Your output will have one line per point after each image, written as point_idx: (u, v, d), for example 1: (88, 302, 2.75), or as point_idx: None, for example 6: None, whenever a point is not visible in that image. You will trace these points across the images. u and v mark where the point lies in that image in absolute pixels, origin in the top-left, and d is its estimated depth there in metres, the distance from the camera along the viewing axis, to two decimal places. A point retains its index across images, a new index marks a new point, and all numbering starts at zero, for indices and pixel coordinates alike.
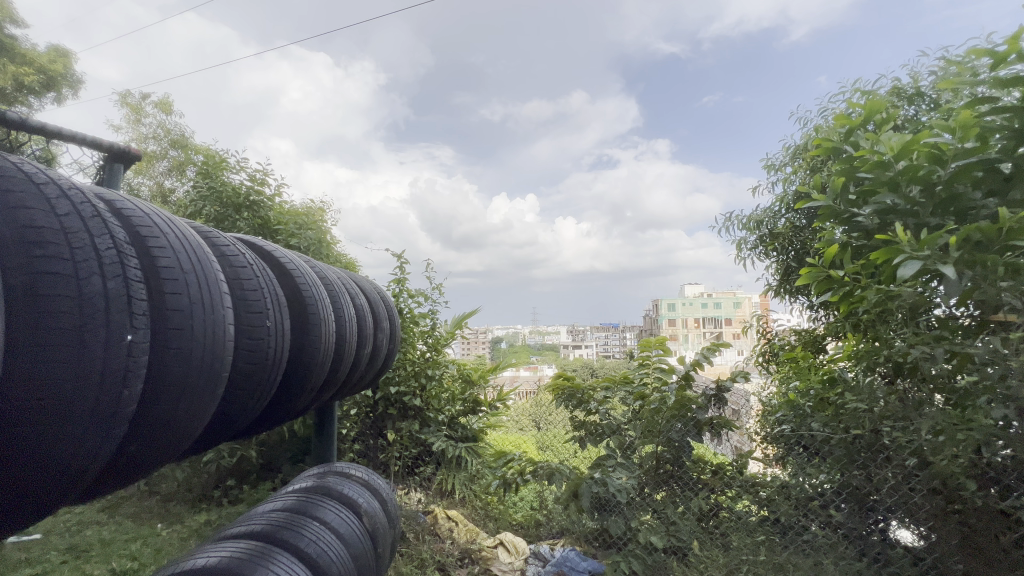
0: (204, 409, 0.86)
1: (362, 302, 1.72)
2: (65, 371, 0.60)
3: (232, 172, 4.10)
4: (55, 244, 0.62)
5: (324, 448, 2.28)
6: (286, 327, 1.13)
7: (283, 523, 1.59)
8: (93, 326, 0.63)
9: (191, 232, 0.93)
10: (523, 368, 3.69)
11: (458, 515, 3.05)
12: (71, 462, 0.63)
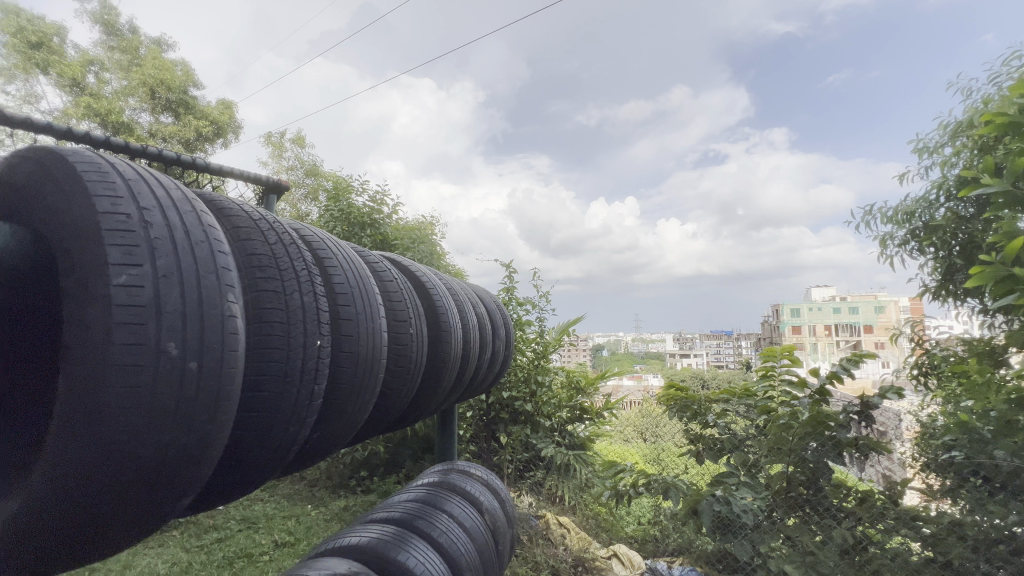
0: (364, 406, 0.99)
1: (482, 310, 1.83)
2: (279, 369, 0.74)
3: (358, 196, 4.62)
4: (270, 267, 0.77)
5: (447, 444, 2.44)
6: (424, 334, 1.26)
7: (418, 513, 1.75)
8: (296, 333, 0.77)
9: (353, 251, 1.08)
10: (625, 377, 3.74)
11: (570, 522, 3.05)
12: (281, 444, 0.77)
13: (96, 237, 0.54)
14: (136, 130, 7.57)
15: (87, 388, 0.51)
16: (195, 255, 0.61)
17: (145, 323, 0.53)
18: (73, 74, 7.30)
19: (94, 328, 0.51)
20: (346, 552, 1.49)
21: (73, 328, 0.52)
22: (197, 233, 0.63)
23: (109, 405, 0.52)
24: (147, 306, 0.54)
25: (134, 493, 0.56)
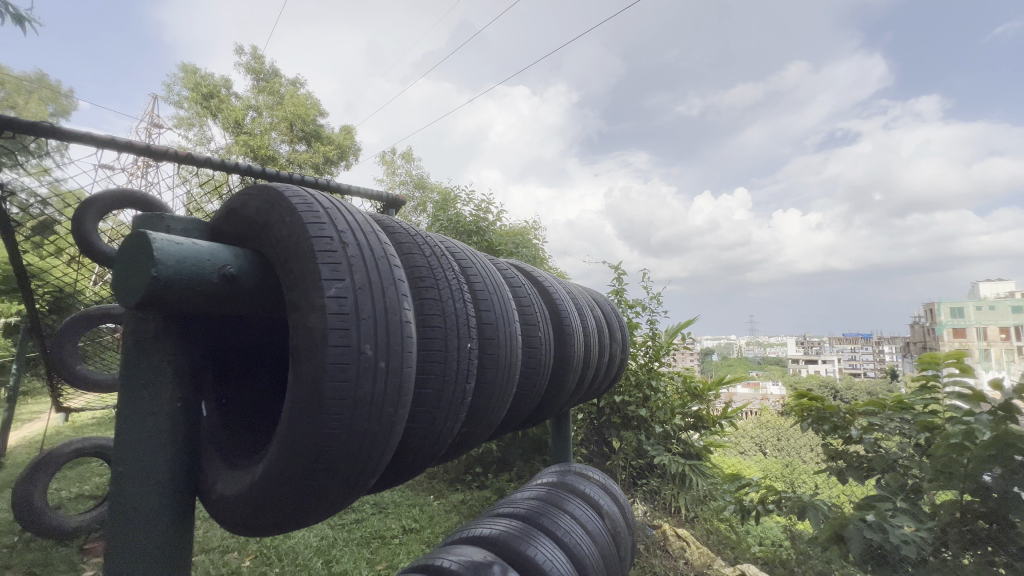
0: (502, 405, 1.05)
1: (599, 313, 1.84)
2: (441, 368, 0.82)
3: (464, 205, 4.87)
4: (430, 277, 0.86)
5: (562, 444, 2.46)
6: (550, 337, 1.30)
7: (541, 510, 1.80)
8: (451, 336, 0.85)
9: (487, 260, 1.15)
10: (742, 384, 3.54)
11: (688, 534, 2.86)
12: (441, 436, 0.85)
13: (311, 257, 0.64)
14: (279, 161, 8.91)
15: (308, 382, 0.62)
16: (378, 269, 0.70)
17: (349, 327, 0.63)
18: (234, 117, 8.83)
19: (313, 332, 0.62)
20: (478, 541, 1.59)
21: (297, 332, 0.63)
22: (378, 250, 0.73)
23: (326, 397, 0.62)
24: (349, 313, 0.63)
25: (341, 473, 0.66)
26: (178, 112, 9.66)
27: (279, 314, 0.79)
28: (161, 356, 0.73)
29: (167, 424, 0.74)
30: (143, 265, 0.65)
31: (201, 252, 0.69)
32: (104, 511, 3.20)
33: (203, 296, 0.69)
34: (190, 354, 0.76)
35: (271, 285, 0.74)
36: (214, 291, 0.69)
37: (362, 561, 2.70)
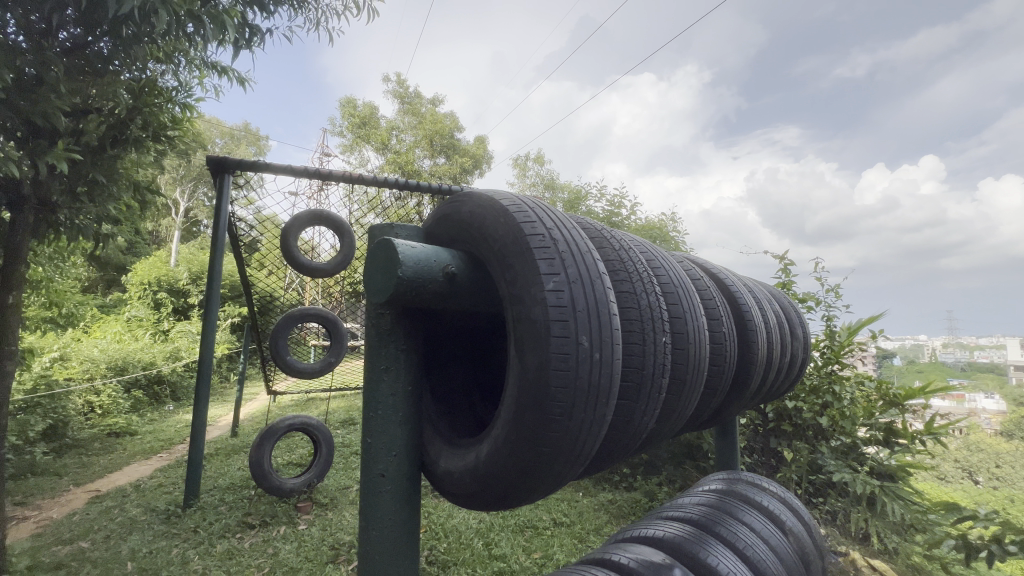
0: (690, 402, 1.01)
1: (777, 308, 1.66)
2: (639, 361, 0.81)
3: (597, 201, 4.82)
4: (624, 271, 0.86)
5: (728, 452, 2.28)
6: (734, 333, 1.20)
7: (715, 517, 1.68)
8: (648, 328, 0.83)
9: (666, 253, 1.12)
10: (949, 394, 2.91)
11: (886, 567, 2.42)
12: (638, 430, 0.85)
13: (529, 254, 0.69)
14: (422, 173, 10.94)
15: (533, 371, 0.66)
16: (586, 264, 0.73)
17: (568, 319, 0.66)
18: (381, 139, 10.71)
19: (537, 323, 0.66)
20: (651, 543, 1.54)
21: (521, 324, 0.68)
22: (582, 245, 0.75)
23: (552, 385, 0.65)
24: (567, 305, 0.67)
25: (560, 458, 0.69)
26: (341, 141, 11.48)
27: (487, 309, 0.86)
28: (397, 346, 0.85)
29: (401, 405, 0.86)
30: (390, 268, 0.76)
31: (430, 254, 0.78)
32: (311, 476, 3.85)
33: (432, 293, 0.78)
34: (416, 345, 0.88)
35: (483, 282, 0.82)
36: (441, 288, 0.78)
37: (519, 548, 2.83)
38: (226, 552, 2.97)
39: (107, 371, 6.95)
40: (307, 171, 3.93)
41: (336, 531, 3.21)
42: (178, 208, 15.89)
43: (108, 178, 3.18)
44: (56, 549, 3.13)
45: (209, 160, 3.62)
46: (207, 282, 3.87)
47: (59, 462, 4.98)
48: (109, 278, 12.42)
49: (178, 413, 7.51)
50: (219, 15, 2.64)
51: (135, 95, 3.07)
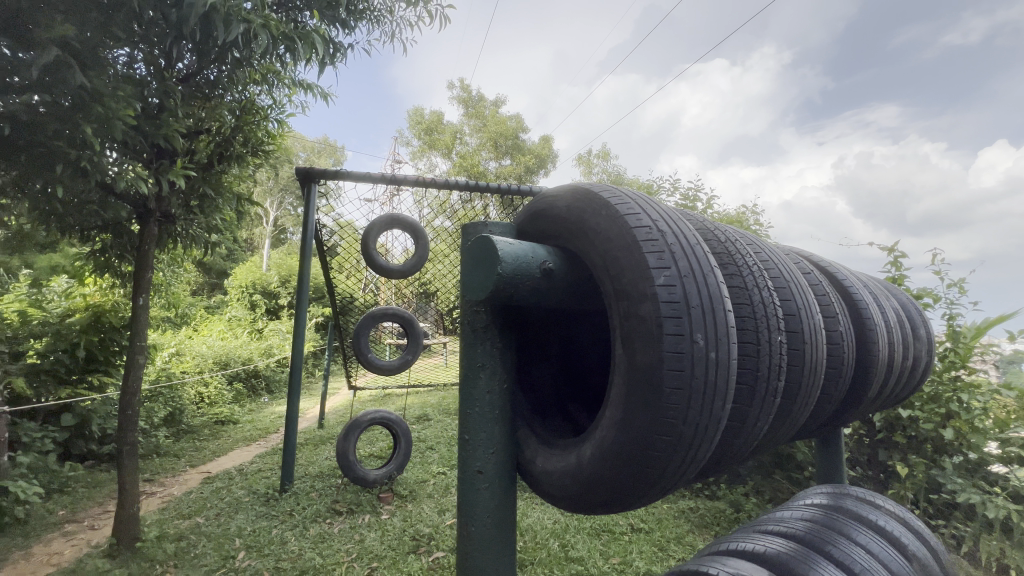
0: (804, 408, 0.92)
1: (897, 306, 1.48)
2: (753, 362, 0.75)
3: (669, 196, 4.62)
4: (732, 266, 0.80)
5: (831, 464, 2.08)
6: (851, 333, 1.08)
7: (821, 535, 1.53)
8: (762, 326, 0.76)
9: (772, 246, 1.03)
10: None
11: None
12: (749, 437, 0.78)
13: (636, 248, 0.66)
14: (487, 174, 11.25)
15: (644, 370, 0.63)
16: (697, 258, 0.68)
17: (681, 316, 0.62)
18: (446, 144, 11.21)
19: (648, 319, 0.63)
20: (747, 557, 1.43)
21: (628, 321, 0.65)
22: (690, 238, 0.71)
23: (665, 385, 0.62)
24: (680, 301, 0.63)
25: (672, 464, 0.65)
26: (411, 148, 12.09)
27: (583, 307, 0.84)
28: (492, 344, 0.85)
29: (497, 403, 0.85)
30: (489, 265, 0.76)
31: (527, 251, 0.77)
32: (391, 468, 4.03)
33: (529, 290, 0.77)
34: (510, 343, 0.87)
35: (580, 278, 0.80)
36: (538, 285, 0.77)
37: (596, 552, 2.77)
38: (318, 535, 3.18)
39: (214, 366, 7.74)
40: (383, 177, 4.14)
41: (416, 522, 3.33)
42: (268, 217, 17.41)
43: (215, 191, 3.54)
44: (177, 522, 3.52)
45: (298, 171, 3.96)
46: (297, 284, 4.18)
47: (177, 445, 5.62)
48: (213, 281, 13.90)
49: (272, 405, 8.20)
50: (309, 35, 2.82)
51: (237, 116, 3.38)
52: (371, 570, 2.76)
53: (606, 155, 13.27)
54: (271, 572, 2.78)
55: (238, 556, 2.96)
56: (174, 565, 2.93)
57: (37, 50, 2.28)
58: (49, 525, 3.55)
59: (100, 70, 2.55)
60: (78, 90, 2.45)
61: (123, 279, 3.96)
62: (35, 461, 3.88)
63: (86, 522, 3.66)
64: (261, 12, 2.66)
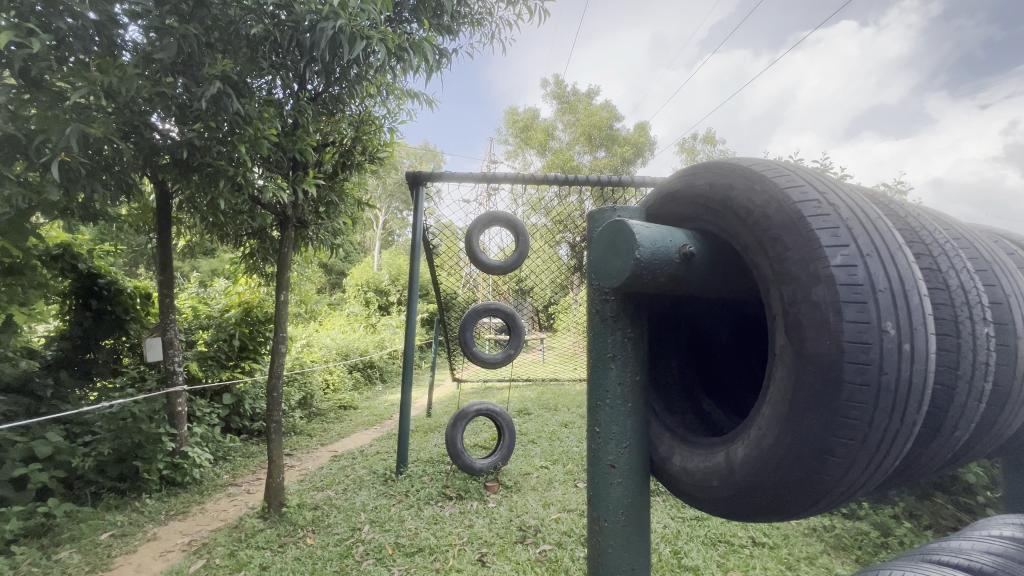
0: (1013, 418, 0.75)
1: None
2: (954, 359, 0.62)
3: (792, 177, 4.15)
4: (920, 246, 0.68)
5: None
6: None
7: (1017, 570, 1.25)
8: (965, 315, 0.64)
9: (961, 223, 0.86)
10: None
11: None
12: (943, 448, 0.66)
13: (804, 223, 0.59)
14: (581, 168, 11.24)
15: (817, 363, 0.55)
16: (876, 235, 0.59)
17: (863, 302, 0.54)
18: (540, 141, 11.43)
19: (822, 304, 0.55)
20: None
21: (794, 306, 0.57)
22: (865, 214, 0.62)
23: (846, 381, 0.54)
24: (860, 285, 0.55)
25: (851, 472, 0.56)
26: (507, 148, 12.48)
27: (728, 294, 0.77)
28: (623, 334, 0.82)
29: (630, 395, 0.82)
30: (624, 252, 0.71)
31: (665, 236, 0.72)
32: (495, 458, 4.14)
33: (668, 277, 0.72)
34: (642, 332, 0.83)
35: (724, 264, 0.73)
36: (678, 271, 0.71)
37: (713, 562, 2.59)
38: (432, 517, 3.38)
39: (337, 356, 8.63)
40: (485, 177, 4.27)
41: (522, 513, 3.39)
42: (379, 222, 18.99)
43: (340, 198, 3.91)
44: (312, 493, 3.97)
45: (408, 176, 4.27)
46: (408, 282, 4.47)
47: (310, 425, 6.36)
48: (334, 281, 15.52)
49: (386, 393, 8.92)
50: (420, 44, 2.99)
51: (355, 128, 3.69)
52: (482, 555, 2.87)
53: (709, 140, 12.52)
54: (392, 546, 3.01)
55: (363, 528, 3.26)
56: (312, 530, 3.31)
57: (206, 85, 2.74)
58: (217, 486, 4.23)
59: (250, 97, 2.95)
60: (234, 115, 2.87)
61: (267, 279, 4.56)
62: (206, 432, 4.63)
63: (244, 486, 4.30)
64: (378, 28, 2.88)
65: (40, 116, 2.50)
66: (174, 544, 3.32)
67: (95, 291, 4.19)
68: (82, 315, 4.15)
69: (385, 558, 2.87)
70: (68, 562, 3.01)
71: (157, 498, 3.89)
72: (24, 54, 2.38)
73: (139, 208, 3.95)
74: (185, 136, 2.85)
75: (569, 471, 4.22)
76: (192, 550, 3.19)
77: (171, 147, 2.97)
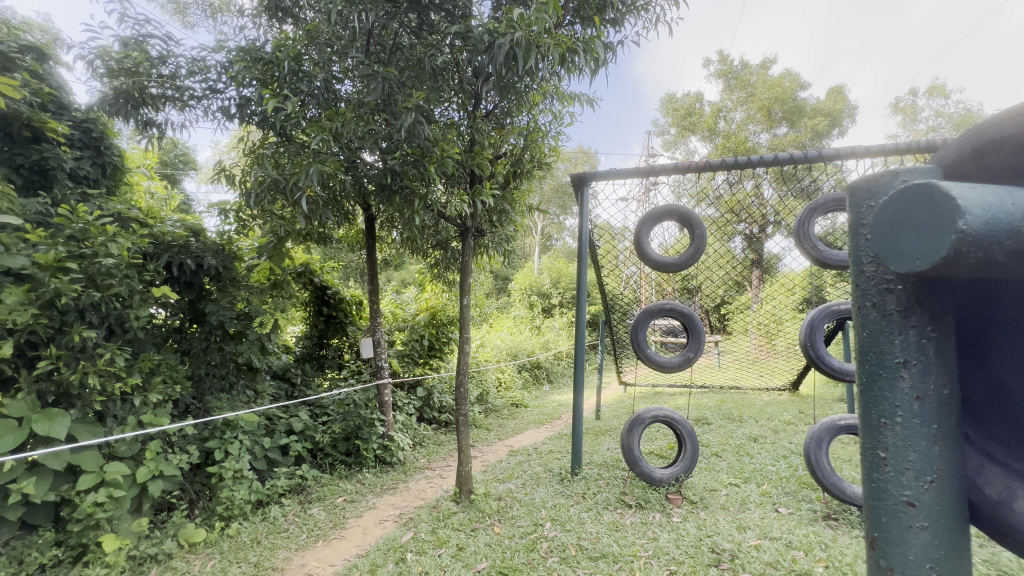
0: None
1: None
2: None
3: None
4: None
5: None
6: None
7: None
8: None
9: None
10: None
11: None
12: None
13: None
14: (758, 149, 10.07)
15: None
16: None
17: None
18: (708, 125, 10.55)
19: None
20: None
21: None
22: None
23: None
24: None
25: None
26: (668, 137, 11.83)
27: None
28: (919, 334, 0.61)
29: (935, 414, 0.61)
30: (935, 226, 0.52)
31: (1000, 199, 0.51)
32: (678, 470, 3.84)
33: (1011, 253, 0.50)
34: (950, 330, 0.61)
35: None
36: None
37: None
38: (612, 523, 3.30)
39: (507, 356, 9.19)
40: (655, 169, 3.98)
41: (713, 533, 3.08)
42: (537, 228, 19.76)
43: (511, 206, 4.13)
44: (496, 484, 4.25)
45: (574, 177, 4.27)
46: (576, 284, 4.48)
47: (488, 420, 6.87)
48: (500, 286, 16.63)
49: (552, 393, 9.14)
50: (591, 42, 2.97)
51: (524, 137, 3.86)
52: (671, 572, 2.68)
53: (938, 92, 9.96)
54: (575, 547, 3.01)
55: (545, 524, 3.34)
56: (498, 519, 3.54)
57: (403, 118, 3.15)
58: (416, 468, 4.85)
59: (436, 122, 3.31)
60: (425, 140, 3.23)
61: (450, 285, 5.07)
62: (406, 420, 5.35)
63: (437, 470, 4.83)
64: (549, 36, 2.96)
65: (292, 162, 3.19)
66: (389, 515, 3.87)
67: (325, 299, 5.17)
68: (317, 319, 5.17)
69: (570, 559, 2.89)
70: (318, 517, 3.77)
71: (374, 473, 4.61)
72: (281, 115, 3.08)
73: (353, 229, 4.77)
74: (388, 164, 3.33)
75: (766, 493, 3.71)
76: (403, 523, 3.67)
77: (378, 175, 3.51)
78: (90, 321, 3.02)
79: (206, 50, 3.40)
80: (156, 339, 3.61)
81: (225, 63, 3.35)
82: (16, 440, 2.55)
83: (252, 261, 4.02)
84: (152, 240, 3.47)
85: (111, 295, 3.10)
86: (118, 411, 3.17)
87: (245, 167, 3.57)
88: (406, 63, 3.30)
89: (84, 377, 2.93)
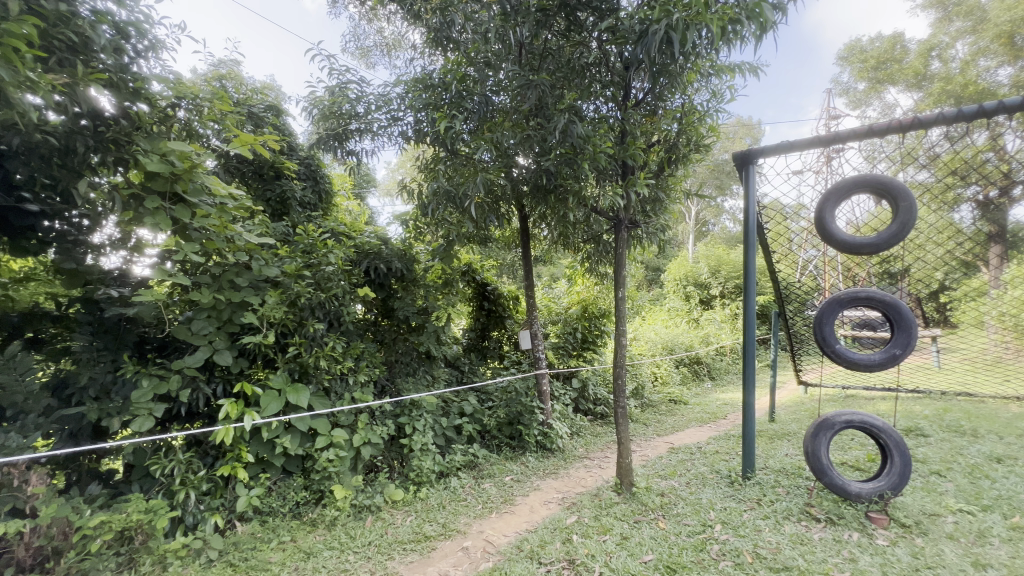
0: None
1: None
2: None
3: None
4: None
5: None
6: None
7: None
8: None
9: None
10: None
11: None
12: None
13: None
14: (995, 89, 7.80)
15: None
16: None
17: None
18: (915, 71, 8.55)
19: None
20: None
21: None
22: None
23: None
24: None
25: None
26: (856, 92, 9.91)
27: None
28: None
29: None
30: None
31: None
32: (883, 485, 3.27)
33: None
34: None
35: None
36: None
37: None
38: (796, 536, 2.98)
39: (662, 350, 8.84)
40: (839, 135, 3.43)
41: (935, 565, 2.57)
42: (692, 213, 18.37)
43: (665, 194, 3.98)
44: (658, 480, 4.17)
45: (736, 156, 3.91)
46: (743, 271, 4.11)
47: (644, 415, 6.73)
48: (651, 277, 15.97)
49: (715, 391, 8.48)
50: (759, 9, 2.70)
51: (679, 121, 3.68)
52: None
53: None
54: (752, 555, 2.81)
55: (715, 526, 3.17)
56: (662, 514, 3.48)
57: (556, 121, 3.29)
58: (575, 456, 5.01)
59: (587, 119, 3.37)
60: (578, 139, 3.32)
61: (603, 278, 5.09)
62: (564, 409, 5.55)
63: (595, 460, 4.93)
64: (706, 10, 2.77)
65: (460, 173, 3.58)
66: (553, 498, 4.10)
67: (486, 294, 5.66)
68: (480, 312, 5.69)
69: (745, 565, 2.71)
70: (490, 492, 4.18)
71: (536, 457, 4.92)
72: (450, 133, 3.48)
73: (509, 229, 5.11)
74: (543, 165, 3.51)
75: (1018, 528, 2.93)
76: (567, 506, 3.86)
77: (533, 178, 3.72)
78: (318, 316, 3.84)
79: (390, 86, 4.01)
80: (361, 330, 4.40)
81: (404, 95, 3.90)
82: (279, 406, 3.40)
83: (428, 263, 4.62)
84: (356, 250, 4.24)
85: (331, 296, 3.88)
86: (339, 388, 3.96)
87: (421, 181, 4.11)
88: (557, 67, 3.42)
89: (317, 360, 3.74)
